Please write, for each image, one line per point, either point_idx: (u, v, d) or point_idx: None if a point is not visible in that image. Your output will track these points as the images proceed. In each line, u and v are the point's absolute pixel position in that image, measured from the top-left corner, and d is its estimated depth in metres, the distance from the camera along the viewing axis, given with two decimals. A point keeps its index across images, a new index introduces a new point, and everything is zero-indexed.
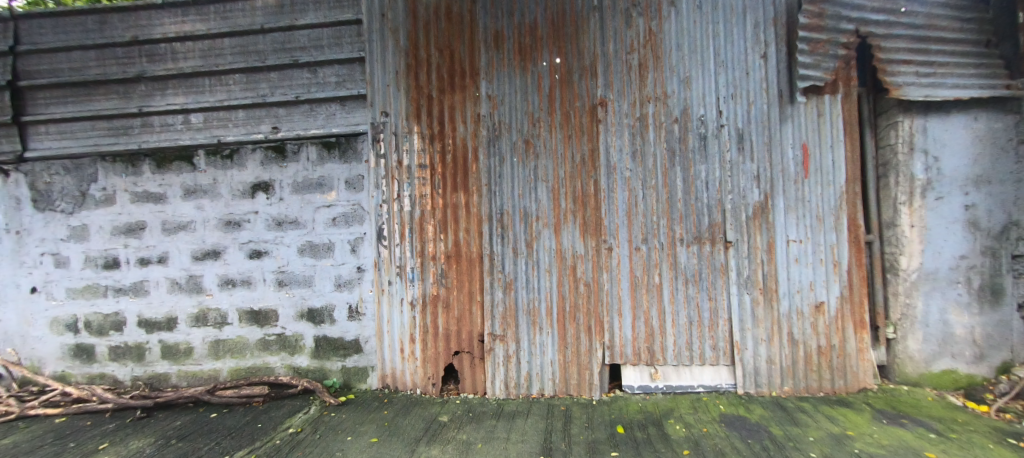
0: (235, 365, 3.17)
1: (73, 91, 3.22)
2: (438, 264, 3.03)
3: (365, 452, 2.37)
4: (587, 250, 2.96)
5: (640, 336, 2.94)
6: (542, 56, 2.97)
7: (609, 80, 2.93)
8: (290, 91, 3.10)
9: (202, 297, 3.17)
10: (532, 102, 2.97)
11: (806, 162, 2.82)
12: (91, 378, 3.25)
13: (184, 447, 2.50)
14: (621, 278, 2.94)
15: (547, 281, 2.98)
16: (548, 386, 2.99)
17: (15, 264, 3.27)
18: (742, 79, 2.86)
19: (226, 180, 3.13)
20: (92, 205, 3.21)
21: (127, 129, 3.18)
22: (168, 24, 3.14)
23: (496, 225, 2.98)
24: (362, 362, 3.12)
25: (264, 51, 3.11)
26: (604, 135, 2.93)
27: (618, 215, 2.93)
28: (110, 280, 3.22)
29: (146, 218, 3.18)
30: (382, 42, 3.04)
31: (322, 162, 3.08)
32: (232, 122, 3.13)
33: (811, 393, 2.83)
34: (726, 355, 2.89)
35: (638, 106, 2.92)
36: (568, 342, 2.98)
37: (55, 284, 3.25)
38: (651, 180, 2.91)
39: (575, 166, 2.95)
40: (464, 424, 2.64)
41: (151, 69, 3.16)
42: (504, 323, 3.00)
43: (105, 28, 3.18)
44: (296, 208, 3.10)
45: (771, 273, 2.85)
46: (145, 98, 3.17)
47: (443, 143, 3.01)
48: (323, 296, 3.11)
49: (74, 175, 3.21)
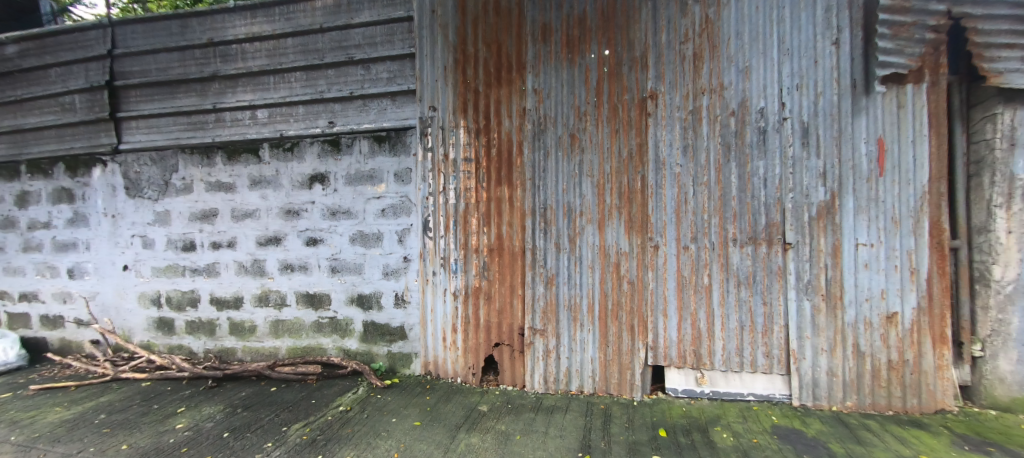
0: (293, 344, 3.41)
1: (159, 89, 3.57)
2: (481, 257, 3.08)
3: (409, 435, 2.48)
4: (632, 248, 2.88)
5: (686, 338, 2.83)
6: (590, 48, 2.91)
7: (660, 72, 2.82)
8: (346, 88, 3.26)
9: (265, 279, 3.42)
10: (579, 96, 2.92)
11: (880, 158, 2.57)
12: (171, 348, 3.63)
13: (248, 416, 2.73)
14: (668, 278, 2.85)
15: (590, 277, 2.94)
16: (587, 384, 2.96)
17: (112, 244, 3.69)
18: (809, 68, 2.65)
19: (287, 172, 3.35)
20: (174, 193, 3.55)
21: (203, 124, 3.48)
22: (239, 26, 3.39)
23: (539, 219, 2.98)
24: (406, 348, 3.25)
25: (323, 50, 3.29)
26: (653, 129, 2.84)
27: (666, 212, 2.83)
28: (187, 261, 3.55)
29: (219, 206, 3.47)
30: (432, 38, 3.11)
31: (373, 155, 3.22)
32: (293, 117, 3.33)
33: (878, 411, 2.60)
34: (781, 364, 2.72)
35: (691, 99, 2.79)
36: (609, 341, 2.93)
37: (143, 263, 3.64)
38: (702, 177, 2.78)
39: (621, 160, 2.88)
40: (502, 415, 2.68)
41: (224, 69, 3.43)
42: (546, 318, 3.00)
43: (187, 32, 3.49)
44: (349, 199, 3.27)
45: (836, 278, 2.65)
46: (219, 95, 3.45)
47: (488, 137, 3.04)
48: (371, 284, 3.26)
49: (159, 166, 3.57)
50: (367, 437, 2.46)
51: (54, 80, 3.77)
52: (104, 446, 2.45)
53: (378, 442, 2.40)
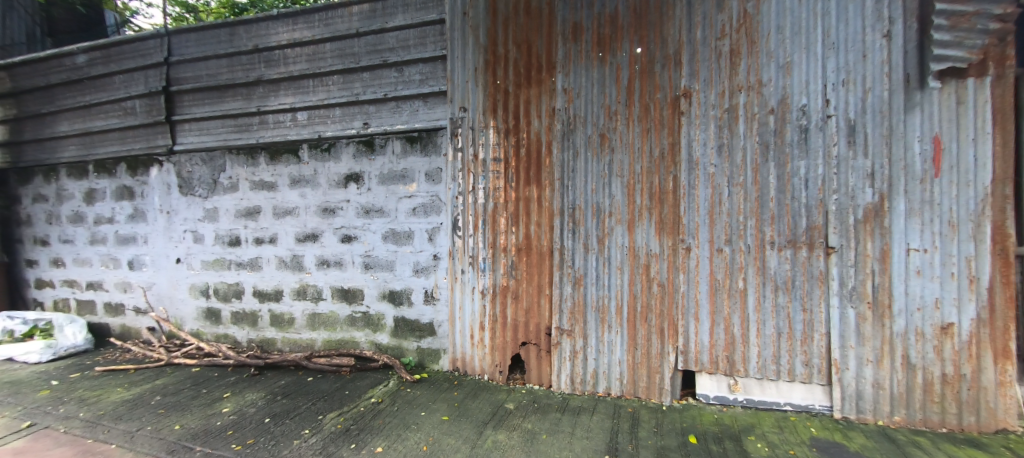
0: (328, 337, 3.56)
1: (209, 93, 3.79)
2: (509, 256, 3.10)
3: (437, 429, 2.53)
4: (663, 249, 2.83)
5: (719, 343, 2.76)
6: (622, 46, 2.87)
7: (694, 69, 2.75)
8: (380, 90, 3.35)
9: (303, 274, 3.58)
10: (610, 95, 2.89)
11: (937, 158, 2.40)
12: (218, 337, 3.86)
13: (287, 403, 2.88)
14: (700, 281, 2.77)
15: (618, 278, 2.91)
16: (615, 386, 2.93)
17: (167, 238, 3.97)
18: (856, 63, 2.50)
19: (324, 171, 3.49)
20: (222, 191, 3.77)
21: (248, 126, 3.67)
22: (282, 33, 3.56)
23: (567, 219, 2.97)
24: (435, 344, 3.32)
25: (359, 54, 3.40)
26: (686, 128, 2.77)
27: (698, 213, 2.76)
28: (233, 255, 3.77)
29: (262, 204, 3.66)
30: (463, 40, 3.16)
31: (405, 155, 3.30)
32: (330, 119, 3.47)
33: (930, 428, 2.44)
34: (822, 373, 2.60)
35: (727, 96, 2.70)
36: (638, 343, 2.89)
37: (193, 257, 3.89)
38: (738, 177, 2.69)
39: (652, 160, 2.83)
40: (529, 414, 2.70)
41: (268, 73, 3.60)
42: (573, 318, 2.99)
43: (234, 39, 3.69)
44: (382, 198, 3.37)
45: (884, 285, 2.50)
46: (263, 98, 3.63)
47: (517, 137, 3.06)
48: (402, 280, 3.35)
49: (209, 166, 3.80)
50: (397, 429, 2.54)
51: (117, 87, 4.09)
52: (159, 426, 2.64)
53: (408, 434, 2.48)
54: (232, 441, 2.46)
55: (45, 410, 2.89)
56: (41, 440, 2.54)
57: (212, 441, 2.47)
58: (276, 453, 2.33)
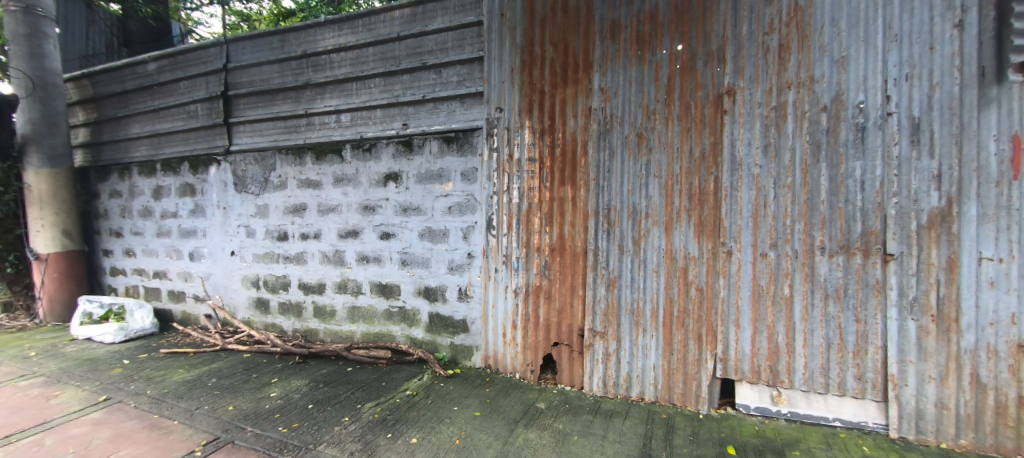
0: (366, 329, 3.70)
1: (262, 97, 4.03)
2: (542, 256, 3.10)
3: (470, 423, 2.58)
4: (702, 252, 2.74)
5: (761, 352, 2.64)
6: (662, 44, 2.80)
7: (739, 66, 2.64)
8: (419, 92, 3.44)
9: (344, 269, 3.74)
10: (648, 94, 2.83)
11: (1017, 159, 2.16)
12: (266, 326, 4.11)
13: (328, 391, 3.02)
14: (741, 286, 2.67)
15: (654, 281, 2.85)
16: (649, 391, 2.87)
17: (223, 232, 4.26)
18: (922, 56, 2.31)
19: (365, 170, 3.63)
20: (272, 189, 4.00)
21: (297, 128, 3.87)
22: (328, 38, 3.73)
23: (602, 220, 2.94)
24: (468, 341, 3.38)
25: (399, 57, 3.50)
26: (729, 128, 2.66)
27: (741, 215, 2.65)
28: (281, 249, 3.99)
29: (308, 201, 3.86)
30: (500, 41, 3.19)
31: (442, 155, 3.37)
32: (372, 120, 3.59)
33: (1003, 455, 2.23)
34: (876, 389, 2.43)
35: (775, 94, 2.58)
36: (674, 348, 2.81)
37: (246, 250, 4.16)
38: (786, 178, 2.56)
39: (693, 161, 2.74)
40: (560, 414, 2.70)
41: (315, 78, 3.79)
42: (606, 320, 2.96)
43: (285, 45, 3.90)
44: (419, 197, 3.46)
45: (950, 297, 2.30)
46: (311, 101, 3.82)
47: (553, 137, 3.06)
48: (437, 277, 3.43)
49: (261, 165, 4.04)
50: (431, 422, 2.61)
51: (181, 92, 4.42)
52: (215, 406, 2.86)
53: (441, 427, 2.54)
54: (279, 424, 2.62)
55: (118, 386, 3.19)
56: (115, 413, 2.80)
57: (261, 423, 2.64)
58: (318, 438, 2.47)
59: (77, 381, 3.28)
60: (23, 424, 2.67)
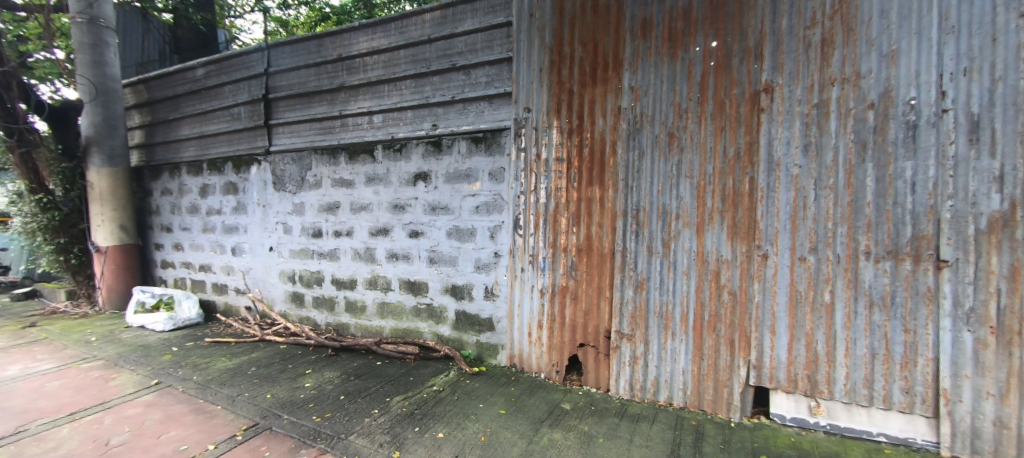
0: (395, 325, 3.80)
1: (300, 99, 4.19)
2: (569, 256, 3.09)
3: (495, 421, 2.61)
4: (736, 255, 2.65)
5: (798, 360, 2.53)
6: (695, 41, 2.72)
7: (777, 62, 2.54)
8: (448, 93, 3.49)
9: (375, 266, 3.85)
10: (680, 92, 2.75)
11: None
12: (301, 319, 4.28)
13: (359, 384, 3.12)
14: (778, 291, 2.56)
15: (685, 284, 2.78)
16: (677, 396, 2.81)
17: (263, 228, 4.46)
18: (983, 48, 2.14)
19: (396, 170, 3.72)
20: (308, 187, 4.16)
21: (332, 129, 4.01)
22: (362, 42, 3.84)
23: (631, 221, 2.89)
24: (494, 339, 3.41)
25: (430, 59, 3.56)
26: (766, 126, 2.56)
27: (778, 217, 2.55)
28: (316, 246, 4.14)
29: (341, 200, 3.99)
30: (529, 41, 3.19)
31: (470, 155, 3.41)
32: (402, 121, 3.67)
33: None
34: (926, 404, 2.28)
35: (816, 91, 2.46)
36: (704, 354, 2.73)
37: (283, 246, 4.34)
38: (828, 179, 2.44)
39: (727, 160, 2.65)
40: (585, 416, 2.69)
41: (349, 80, 3.91)
42: (634, 323, 2.91)
43: (322, 50, 4.05)
44: (447, 196, 3.51)
45: (1013, 308, 2.12)
46: (345, 103, 3.94)
47: (581, 137, 3.03)
48: (464, 276, 3.48)
49: (298, 165, 4.20)
50: (457, 417, 2.65)
51: (227, 95, 4.66)
52: (255, 394, 3.01)
53: (467, 423, 2.58)
54: (313, 413, 2.73)
55: (167, 371, 3.41)
56: (165, 396, 3.00)
57: (297, 411, 2.76)
58: (349, 428, 2.55)
59: (132, 365, 3.53)
60: (85, 403, 2.90)
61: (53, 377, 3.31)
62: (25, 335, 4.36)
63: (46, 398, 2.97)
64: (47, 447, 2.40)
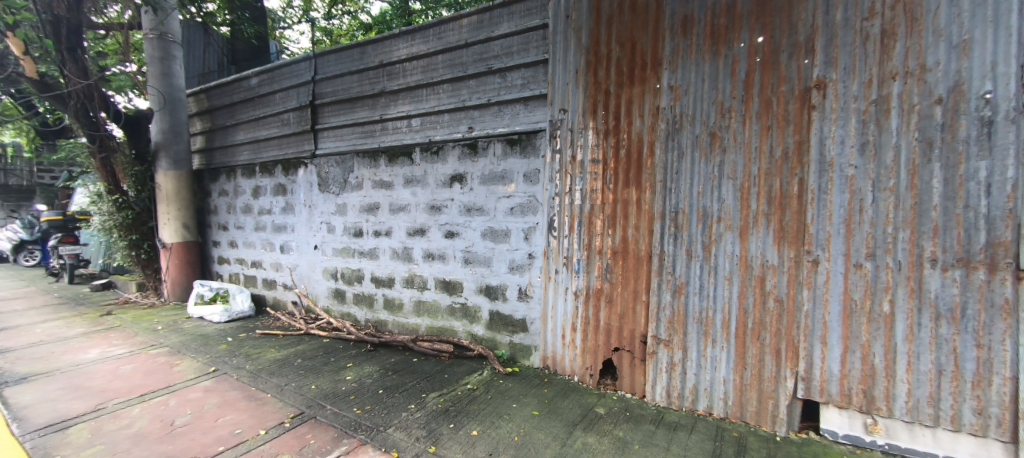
0: (430, 323, 3.89)
1: (343, 105, 4.37)
2: (604, 258, 3.04)
3: (529, 422, 2.62)
4: (783, 261, 2.51)
5: (853, 374, 2.36)
6: (740, 36, 2.61)
7: (831, 56, 2.38)
8: (484, 96, 3.53)
9: (412, 265, 3.96)
10: (723, 91, 2.65)
11: None
12: (343, 314, 4.47)
13: (396, 379, 3.22)
14: (829, 300, 2.40)
15: (726, 290, 2.67)
16: (718, 406, 2.70)
17: (309, 227, 4.69)
18: None
19: (433, 172, 3.80)
20: (350, 189, 4.33)
21: (373, 132, 4.16)
22: (402, 48, 3.95)
23: (669, 223, 2.81)
24: (527, 340, 3.43)
25: (467, 63, 3.61)
26: (818, 125, 2.41)
27: (831, 221, 2.39)
28: (357, 245, 4.31)
29: (381, 201, 4.12)
30: (565, 43, 3.17)
31: (505, 157, 3.43)
32: (439, 124, 3.75)
33: None
34: (1003, 427, 2.08)
35: (875, 86, 2.28)
36: (747, 363, 2.62)
37: (327, 244, 4.55)
38: (887, 180, 2.26)
39: (773, 161, 2.52)
40: (620, 421, 2.64)
41: (389, 85, 4.03)
42: (671, 328, 2.83)
43: (365, 57, 4.21)
44: (482, 197, 3.55)
45: None
46: (385, 107, 4.07)
47: (618, 138, 2.98)
48: (499, 276, 3.51)
49: (342, 167, 4.39)
50: (491, 416, 2.68)
51: (277, 102, 4.94)
52: (301, 384, 3.17)
53: (501, 422, 2.60)
54: (354, 405, 2.84)
55: (223, 360, 3.66)
56: (221, 383, 3.23)
57: (339, 402, 2.89)
58: (387, 421, 2.65)
59: (193, 353, 3.82)
60: (154, 386, 3.17)
61: (126, 361, 3.64)
62: (104, 322, 4.82)
63: (121, 380, 3.27)
64: (122, 424, 2.64)
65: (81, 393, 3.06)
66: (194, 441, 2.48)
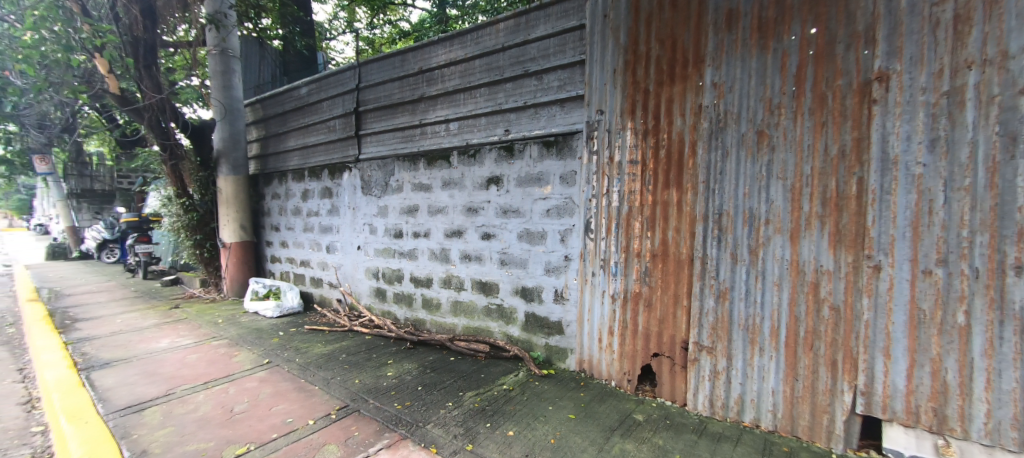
0: (467, 323, 3.95)
1: (386, 110, 4.52)
2: (643, 261, 2.97)
3: (565, 425, 2.60)
4: (839, 266, 2.34)
5: (921, 390, 2.16)
6: (790, 29, 2.46)
7: (895, 46, 2.19)
8: (521, 98, 3.54)
9: (449, 266, 4.04)
10: (772, 86, 2.51)
11: None
12: (383, 313, 4.63)
13: (434, 377, 3.30)
14: (893, 309, 2.21)
15: (775, 295, 2.53)
16: (766, 418, 2.57)
17: (353, 228, 4.89)
18: None
19: (470, 174, 3.86)
20: (392, 191, 4.48)
21: (412, 137, 4.27)
22: (441, 54, 4.04)
23: (712, 225, 2.70)
24: (563, 343, 3.41)
25: (504, 66, 3.64)
26: (879, 120, 2.22)
27: (895, 224, 2.19)
28: (398, 246, 4.45)
29: (420, 203, 4.23)
30: (603, 43, 3.12)
31: (542, 159, 3.43)
32: (476, 127, 3.79)
33: None
34: None
35: (947, 76, 2.07)
36: (799, 374, 2.46)
37: (369, 245, 4.72)
38: (962, 179, 2.04)
39: (828, 160, 2.36)
40: (660, 429, 2.57)
41: (429, 91, 4.13)
42: (715, 335, 2.71)
43: (405, 64, 4.34)
44: (519, 199, 3.56)
45: None
46: (425, 112, 4.17)
47: (657, 138, 2.90)
48: (535, 278, 3.51)
49: (384, 171, 4.55)
50: (526, 418, 2.68)
51: (325, 110, 5.19)
52: (345, 378, 3.32)
53: (537, 424, 2.60)
54: (395, 401, 2.94)
55: (275, 353, 3.89)
56: (274, 374, 3.44)
57: (381, 397, 2.99)
58: (426, 417, 2.72)
59: (249, 345, 4.09)
60: (215, 374, 3.43)
61: (191, 351, 3.95)
62: (174, 315, 5.26)
63: (187, 368, 3.56)
64: (188, 409, 2.87)
65: (154, 379, 3.36)
66: (251, 427, 2.65)
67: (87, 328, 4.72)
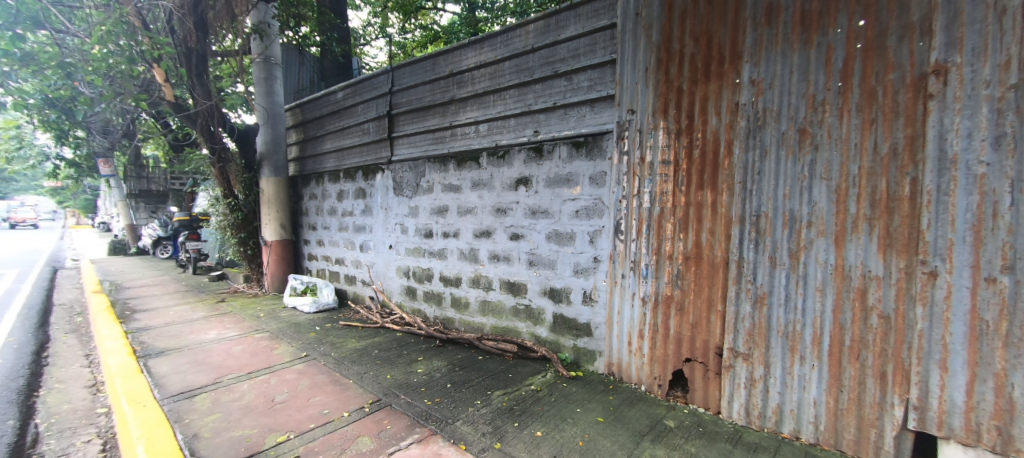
0: (495, 323, 3.97)
1: (417, 113, 4.61)
2: (675, 264, 2.89)
3: (594, 428, 2.57)
4: (889, 272, 2.19)
5: (983, 407, 1.99)
6: (836, 22, 2.33)
7: (954, 36, 2.02)
8: (550, 99, 3.52)
9: (478, 266, 4.08)
10: (815, 82, 2.38)
11: None
12: (414, 311, 4.73)
13: (462, 375, 3.34)
14: (951, 320, 2.04)
15: (818, 302, 2.40)
16: (807, 430, 2.45)
17: (385, 227, 5.02)
18: None
19: (499, 175, 3.87)
20: (422, 192, 4.56)
21: (443, 138, 4.33)
22: (472, 56, 4.07)
23: (749, 227, 2.60)
24: (592, 345, 3.37)
25: (533, 67, 3.63)
26: (936, 116, 2.07)
27: (954, 227, 2.03)
28: (428, 245, 4.53)
29: (450, 203, 4.29)
30: (634, 41, 3.06)
31: (572, 160, 3.40)
32: (506, 128, 3.81)
33: None
34: None
35: (1015, 68, 1.89)
36: (844, 385, 2.33)
37: (401, 244, 4.83)
38: None
39: (878, 159, 2.21)
40: (692, 436, 2.50)
41: (459, 93, 4.18)
42: (751, 341, 2.61)
43: (437, 67, 4.40)
44: (548, 200, 3.55)
45: None
46: (455, 114, 4.22)
47: (691, 137, 2.81)
48: (563, 279, 3.50)
49: (415, 172, 4.64)
50: (554, 419, 2.67)
51: (360, 113, 5.34)
52: (377, 373, 3.42)
53: (565, 426, 2.59)
54: (425, 397, 3.00)
55: (312, 347, 4.06)
56: (311, 367, 3.59)
57: (411, 393, 3.06)
58: (455, 414, 2.76)
59: (289, 339, 4.28)
60: (257, 365, 3.61)
61: (237, 343, 4.18)
62: (221, 308, 5.57)
63: (233, 359, 3.77)
64: (234, 397, 3.04)
65: (203, 367, 3.57)
66: (290, 416, 2.77)
67: (145, 319, 5.07)
